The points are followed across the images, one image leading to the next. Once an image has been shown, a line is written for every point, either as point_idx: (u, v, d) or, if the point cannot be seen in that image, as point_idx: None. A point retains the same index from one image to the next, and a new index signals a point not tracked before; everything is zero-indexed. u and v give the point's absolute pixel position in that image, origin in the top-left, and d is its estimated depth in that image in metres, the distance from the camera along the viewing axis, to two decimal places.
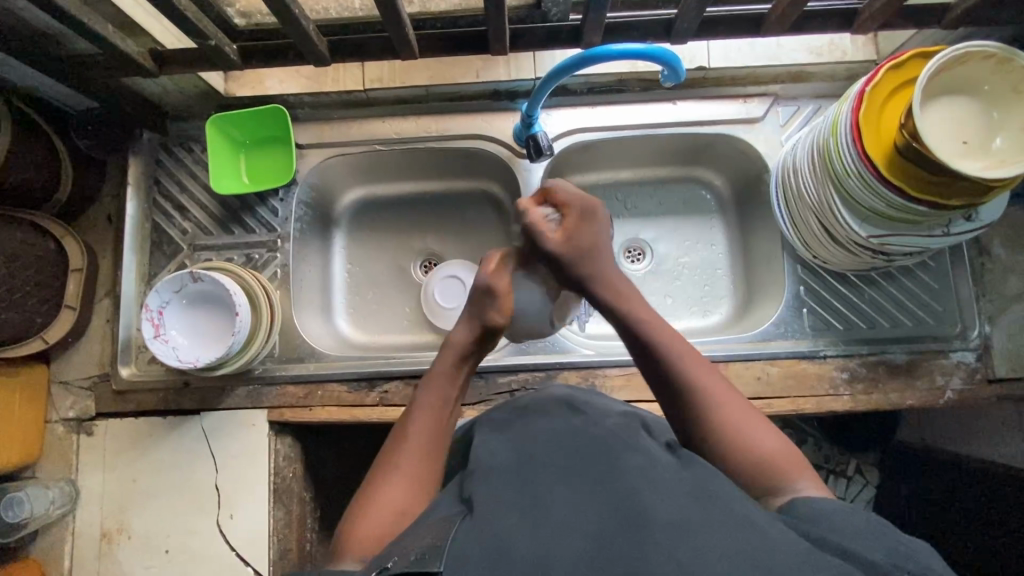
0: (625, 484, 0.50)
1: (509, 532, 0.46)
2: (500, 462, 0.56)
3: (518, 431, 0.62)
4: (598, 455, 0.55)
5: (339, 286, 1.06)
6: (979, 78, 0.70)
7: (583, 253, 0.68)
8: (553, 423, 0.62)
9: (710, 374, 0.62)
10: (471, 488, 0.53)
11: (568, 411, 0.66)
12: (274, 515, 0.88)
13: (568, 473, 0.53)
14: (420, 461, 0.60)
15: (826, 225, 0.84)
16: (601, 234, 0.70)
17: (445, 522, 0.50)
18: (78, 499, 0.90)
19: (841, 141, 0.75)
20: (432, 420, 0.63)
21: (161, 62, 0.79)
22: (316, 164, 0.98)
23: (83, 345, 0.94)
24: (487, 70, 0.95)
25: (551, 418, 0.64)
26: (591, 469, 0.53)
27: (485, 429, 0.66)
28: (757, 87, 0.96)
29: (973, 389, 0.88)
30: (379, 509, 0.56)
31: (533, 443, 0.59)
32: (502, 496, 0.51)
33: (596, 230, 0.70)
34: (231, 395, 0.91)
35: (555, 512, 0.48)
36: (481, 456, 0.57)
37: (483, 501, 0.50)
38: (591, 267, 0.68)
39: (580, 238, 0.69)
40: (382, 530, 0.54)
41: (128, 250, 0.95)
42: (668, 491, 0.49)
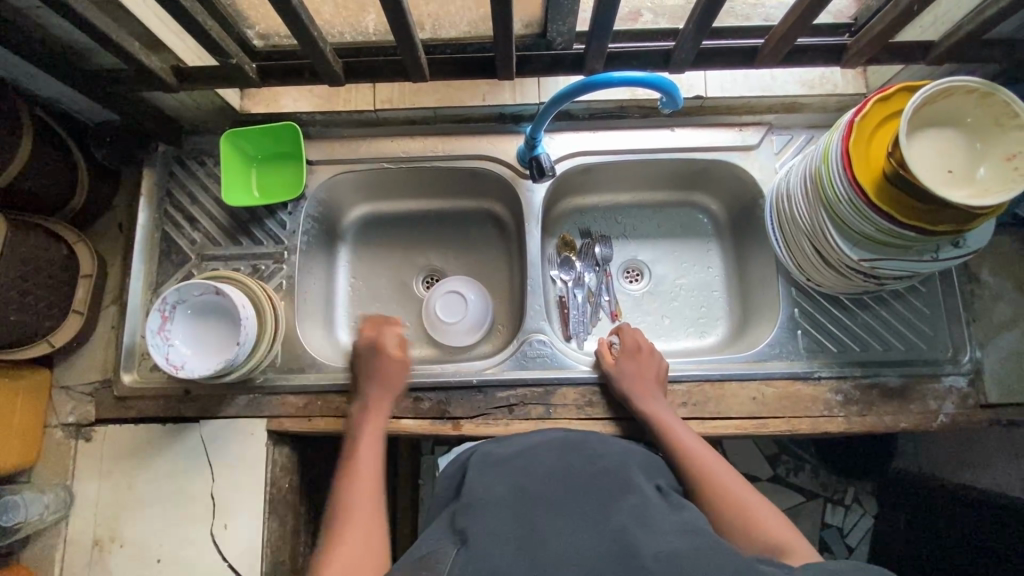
0: (616, 523, 0.54)
1: (509, 566, 0.51)
2: (499, 494, 0.60)
3: (516, 465, 0.65)
4: (591, 495, 0.59)
5: (342, 299, 1.08)
6: (963, 111, 0.73)
7: (643, 382, 0.86)
8: (549, 457, 0.66)
9: (726, 469, 0.77)
10: (466, 521, 0.57)
11: (567, 448, 0.69)
12: (269, 525, 0.88)
13: (563, 510, 0.57)
14: (357, 539, 0.72)
15: (818, 249, 0.86)
16: (652, 372, 0.88)
17: (445, 552, 0.54)
18: (73, 505, 0.89)
19: (832, 168, 0.78)
20: (356, 500, 0.77)
21: (182, 78, 0.83)
22: (325, 180, 1.01)
23: (87, 350, 0.95)
24: (493, 94, 0.98)
25: (547, 452, 0.68)
26: (585, 508, 0.57)
27: (482, 461, 0.69)
28: (752, 116, 0.99)
29: (965, 413, 0.89)
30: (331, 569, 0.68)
31: (530, 477, 0.62)
32: (501, 527, 0.55)
33: (648, 362, 0.89)
34: (231, 403, 0.92)
35: (552, 546, 0.52)
36: (480, 490, 0.61)
37: (483, 532, 0.54)
38: (643, 388, 0.86)
39: (630, 366, 0.88)
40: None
41: (137, 258, 0.97)
42: (657, 532, 0.53)
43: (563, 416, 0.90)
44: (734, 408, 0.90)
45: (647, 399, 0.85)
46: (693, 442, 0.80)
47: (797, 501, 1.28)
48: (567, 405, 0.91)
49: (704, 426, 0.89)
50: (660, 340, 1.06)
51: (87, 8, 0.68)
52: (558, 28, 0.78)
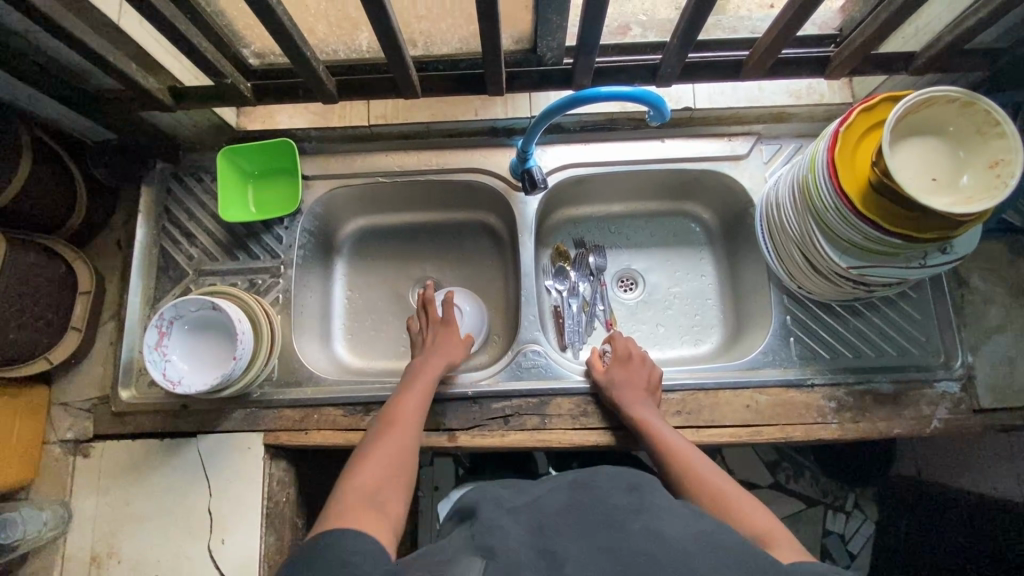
0: (635, 549, 0.55)
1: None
2: (517, 526, 0.60)
3: (530, 499, 0.66)
4: (606, 519, 0.59)
5: (338, 312, 1.09)
6: (945, 120, 0.74)
7: (630, 389, 0.87)
8: (560, 486, 0.67)
9: (714, 470, 0.76)
10: (491, 539, 0.58)
11: (577, 475, 0.69)
12: (266, 539, 0.88)
13: (580, 540, 0.57)
14: (388, 462, 0.76)
15: (808, 257, 0.87)
16: (638, 377, 0.89)
17: (470, 562, 0.56)
18: (71, 521, 0.90)
19: (818, 177, 0.79)
20: (395, 434, 0.80)
21: (178, 98, 0.84)
22: (321, 195, 1.02)
23: (85, 367, 0.96)
24: (485, 109, 1.01)
25: (561, 482, 0.68)
26: (602, 535, 0.57)
27: (496, 491, 0.70)
28: (741, 126, 1.01)
29: (959, 418, 0.90)
30: (356, 485, 0.72)
31: (546, 509, 0.63)
32: (521, 555, 0.56)
33: (635, 368, 0.90)
34: (228, 417, 0.92)
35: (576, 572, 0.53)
36: (498, 518, 0.62)
37: (504, 557, 0.55)
38: (629, 394, 0.87)
39: (617, 372, 0.89)
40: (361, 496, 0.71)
41: (135, 275, 0.98)
42: (676, 555, 0.54)
43: (559, 426, 0.91)
44: (728, 416, 0.90)
45: (636, 404, 0.86)
46: (680, 445, 0.80)
47: (797, 509, 1.28)
48: (562, 415, 0.91)
49: (698, 434, 0.89)
50: (655, 348, 1.06)
51: (84, 31, 0.70)
52: (548, 43, 0.79)
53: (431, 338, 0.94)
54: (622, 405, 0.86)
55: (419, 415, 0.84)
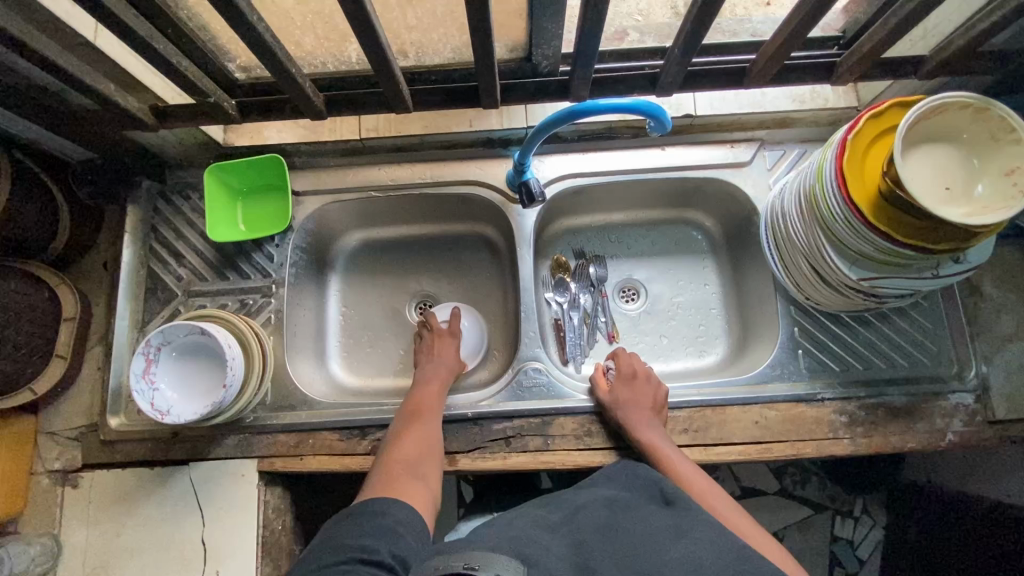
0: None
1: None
2: (555, 541, 0.57)
3: (559, 515, 0.63)
4: (643, 546, 0.56)
5: (333, 329, 1.06)
6: (958, 126, 0.71)
7: (634, 411, 0.84)
8: (591, 505, 0.64)
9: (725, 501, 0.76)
10: (529, 548, 0.55)
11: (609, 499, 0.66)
12: (262, 570, 0.85)
13: (619, 564, 0.54)
14: (421, 440, 0.81)
15: (816, 267, 0.84)
16: (645, 397, 0.86)
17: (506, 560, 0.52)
18: (60, 555, 0.87)
19: (826, 187, 0.76)
20: (424, 416, 0.84)
21: (161, 116, 0.81)
22: (313, 211, 0.99)
23: (73, 394, 0.93)
24: (480, 120, 0.97)
25: (591, 503, 0.65)
26: (641, 562, 0.54)
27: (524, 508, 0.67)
28: (743, 132, 0.98)
29: (974, 430, 0.87)
30: (392, 469, 0.76)
31: (580, 528, 0.59)
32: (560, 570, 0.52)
33: (639, 385, 0.88)
34: (220, 444, 0.89)
35: None
36: (531, 531, 0.58)
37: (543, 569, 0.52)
38: (633, 415, 0.84)
39: (621, 392, 0.87)
40: (400, 478, 0.75)
41: (122, 298, 0.95)
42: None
43: (562, 447, 0.88)
44: (737, 433, 0.87)
45: (644, 425, 0.83)
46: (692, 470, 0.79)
47: (806, 517, 1.26)
48: (565, 435, 0.88)
49: (706, 453, 0.86)
50: (659, 361, 1.04)
51: (58, 52, 0.67)
52: (544, 52, 0.76)
53: (437, 341, 0.97)
54: (632, 425, 0.83)
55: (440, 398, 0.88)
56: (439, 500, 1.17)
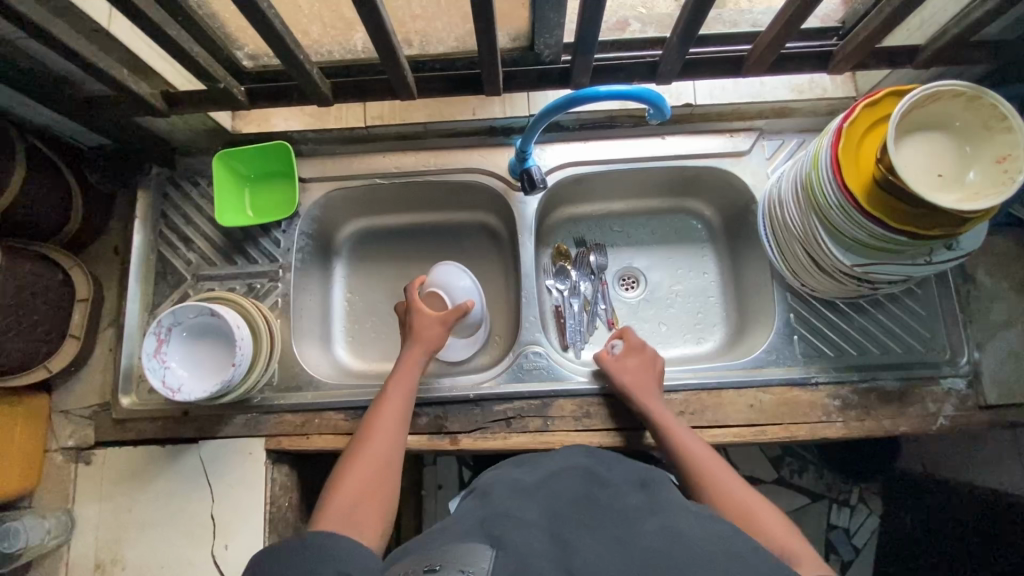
0: (650, 546, 0.52)
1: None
2: (532, 513, 0.59)
3: (542, 488, 0.64)
4: (618, 519, 0.57)
5: (338, 315, 1.08)
6: (951, 114, 0.73)
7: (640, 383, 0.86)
8: (571, 480, 0.65)
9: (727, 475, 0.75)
10: (501, 529, 0.55)
11: (590, 472, 0.67)
12: (269, 545, 0.88)
13: (592, 536, 0.55)
14: (376, 454, 0.77)
15: (812, 254, 0.86)
16: (650, 370, 0.88)
17: (477, 552, 0.52)
18: (75, 528, 0.90)
19: (822, 174, 0.78)
20: (382, 429, 0.81)
21: (172, 102, 0.83)
22: (319, 198, 1.01)
23: (85, 374, 0.96)
24: (483, 108, 0.98)
25: (571, 479, 0.66)
26: (614, 533, 0.55)
27: (506, 480, 0.67)
28: (742, 122, 0.99)
29: (964, 415, 0.89)
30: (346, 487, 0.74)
31: (558, 504, 0.60)
32: (534, 541, 0.54)
33: (647, 360, 0.90)
34: (229, 423, 0.92)
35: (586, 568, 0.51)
36: (509, 507, 0.60)
37: (515, 543, 0.53)
38: (640, 388, 0.86)
39: (631, 367, 0.88)
40: (348, 500, 0.72)
41: (133, 281, 0.97)
42: (694, 552, 0.51)
43: (561, 428, 0.90)
44: (732, 415, 0.89)
45: (655, 400, 0.85)
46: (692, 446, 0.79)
47: (801, 503, 1.28)
48: (565, 417, 0.91)
49: (702, 435, 0.88)
50: (657, 347, 1.06)
51: (73, 37, 0.69)
52: (545, 41, 0.77)
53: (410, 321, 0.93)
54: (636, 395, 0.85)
55: (404, 401, 0.84)
56: (441, 484, 1.19)
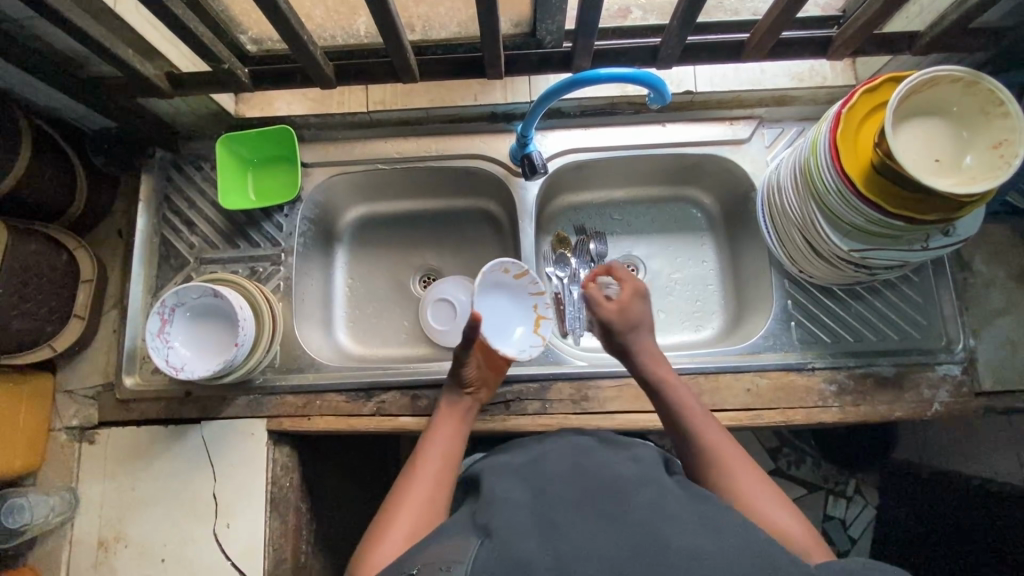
0: (637, 517, 0.53)
1: (531, 556, 0.49)
2: (522, 492, 0.60)
3: (529, 468, 0.65)
4: (607, 492, 0.58)
5: (340, 300, 1.09)
6: (948, 100, 0.74)
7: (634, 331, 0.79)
8: (562, 457, 0.66)
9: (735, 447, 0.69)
10: (487, 517, 0.56)
11: (581, 449, 0.68)
12: (270, 524, 0.89)
13: (580, 510, 0.56)
14: (425, 496, 0.66)
15: (810, 240, 0.87)
16: (648, 318, 0.81)
17: (460, 545, 0.53)
18: (79, 506, 0.91)
19: (820, 160, 0.79)
20: (429, 464, 0.70)
21: (176, 84, 0.84)
22: (321, 183, 1.02)
23: (89, 355, 0.97)
24: (485, 93, 0.99)
25: (562, 456, 0.66)
26: (602, 507, 0.56)
27: (494, 464, 0.68)
28: (742, 110, 1.00)
29: (959, 401, 0.90)
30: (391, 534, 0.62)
31: (545, 481, 0.61)
32: (524, 519, 0.55)
33: (643, 307, 0.81)
34: (231, 404, 0.93)
35: (575, 542, 0.51)
36: (499, 490, 0.60)
37: (504, 525, 0.54)
38: (635, 336, 0.79)
39: (632, 312, 0.79)
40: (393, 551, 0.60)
41: (137, 263, 0.98)
42: (680, 525, 0.52)
43: (560, 411, 0.91)
44: (729, 399, 0.90)
45: (655, 360, 0.78)
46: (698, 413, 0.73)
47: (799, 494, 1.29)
48: (563, 400, 0.92)
49: None
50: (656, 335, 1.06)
51: (80, 16, 0.70)
52: (547, 26, 0.78)
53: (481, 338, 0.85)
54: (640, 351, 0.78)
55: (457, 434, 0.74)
56: None
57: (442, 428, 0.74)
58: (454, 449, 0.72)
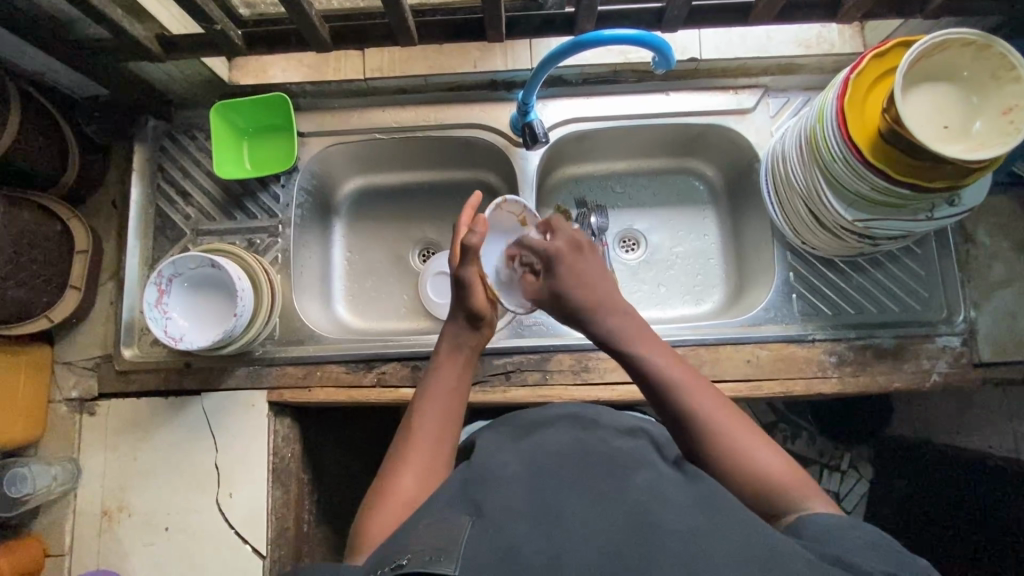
0: (636, 498, 0.51)
1: (525, 532, 0.48)
2: (518, 462, 0.59)
3: (529, 442, 0.64)
4: (609, 467, 0.57)
5: (339, 273, 1.08)
6: (959, 64, 0.72)
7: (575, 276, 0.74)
8: (561, 432, 0.65)
9: (718, 403, 0.63)
10: (490, 487, 0.56)
11: (579, 428, 0.67)
12: (272, 494, 0.89)
13: (577, 487, 0.53)
14: (422, 457, 0.64)
15: (813, 210, 0.85)
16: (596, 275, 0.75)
17: (462, 521, 0.51)
18: (81, 477, 0.91)
19: (827, 128, 0.77)
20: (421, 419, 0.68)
21: (168, 47, 0.81)
22: (318, 153, 1.00)
23: (86, 326, 0.96)
24: (485, 60, 0.96)
25: (561, 429, 0.66)
26: (600, 485, 0.53)
27: (491, 441, 0.67)
28: (747, 79, 0.98)
29: (958, 371, 0.90)
30: (392, 499, 0.60)
31: (543, 455, 0.60)
32: (518, 491, 0.54)
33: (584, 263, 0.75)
34: (231, 375, 0.93)
35: (571, 510, 0.50)
36: (494, 462, 0.60)
37: (504, 495, 0.53)
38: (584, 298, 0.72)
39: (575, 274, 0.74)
40: (395, 516, 0.59)
41: (132, 234, 0.97)
42: (677, 501, 0.51)
43: (560, 381, 0.91)
44: (729, 370, 0.91)
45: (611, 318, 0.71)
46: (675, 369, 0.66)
47: None
48: (563, 371, 0.92)
49: None
50: (656, 308, 1.06)
51: None
52: None
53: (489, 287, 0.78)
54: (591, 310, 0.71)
55: (457, 389, 0.72)
56: None
57: (437, 380, 0.72)
58: (452, 402, 0.70)
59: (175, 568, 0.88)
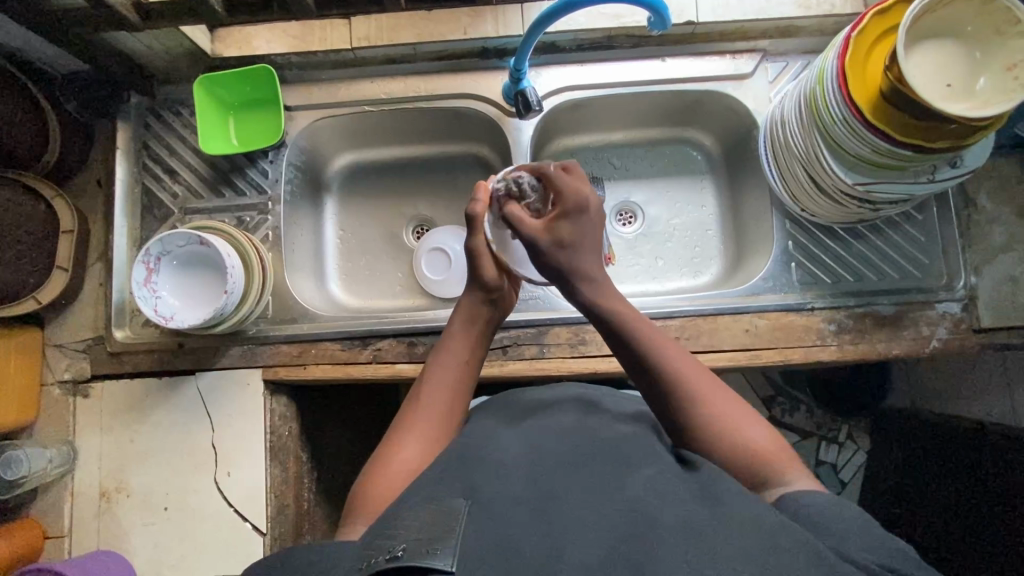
0: (637, 483, 0.50)
1: (523, 516, 0.47)
2: (519, 445, 0.58)
3: (528, 429, 0.63)
4: (612, 450, 0.56)
5: (332, 251, 1.07)
6: (962, 19, 0.70)
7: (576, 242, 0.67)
8: (564, 416, 0.64)
9: (705, 376, 0.62)
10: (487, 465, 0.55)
11: (583, 411, 0.66)
12: (271, 472, 0.89)
13: (578, 471, 0.52)
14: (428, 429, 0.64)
15: (813, 176, 0.84)
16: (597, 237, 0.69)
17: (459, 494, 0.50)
18: (77, 460, 0.91)
19: (827, 90, 0.75)
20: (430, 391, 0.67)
21: (145, 15, 0.78)
22: (306, 126, 0.97)
23: (76, 308, 0.94)
24: (475, 27, 0.93)
25: (567, 413, 0.65)
26: (602, 469, 0.52)
27: (489, 421, 0.67)
28: (745, 43, 0.95)
29: (957, 337, 0.89)
30: (394, 467, 0.60)
31: (544, 439, 0.59)
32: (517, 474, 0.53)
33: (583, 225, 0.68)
34: (225, 354, 0.92)
35: (568, 490, 0.50)
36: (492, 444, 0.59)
37: (502, 475, 0.53)
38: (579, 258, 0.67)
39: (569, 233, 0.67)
40: (394, 485, 0.58)
41: (119, 214, 0.95)
42: (680, 486, 0.50)
43: (558, 355, 0.91)
44: (728, 340, 0.90)
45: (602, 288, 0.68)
46: (661, 341, 0.64)
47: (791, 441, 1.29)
48: (561, 344, 0.91)
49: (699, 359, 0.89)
50: (654, 281, 1.05)
51: None
52: None
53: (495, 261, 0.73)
54: (581, 274, 0.67)
55: (468, 363, 0.71)
56: None
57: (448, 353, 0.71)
58: (461, 376, 0.69)
59: (176, 546, 0.88)
